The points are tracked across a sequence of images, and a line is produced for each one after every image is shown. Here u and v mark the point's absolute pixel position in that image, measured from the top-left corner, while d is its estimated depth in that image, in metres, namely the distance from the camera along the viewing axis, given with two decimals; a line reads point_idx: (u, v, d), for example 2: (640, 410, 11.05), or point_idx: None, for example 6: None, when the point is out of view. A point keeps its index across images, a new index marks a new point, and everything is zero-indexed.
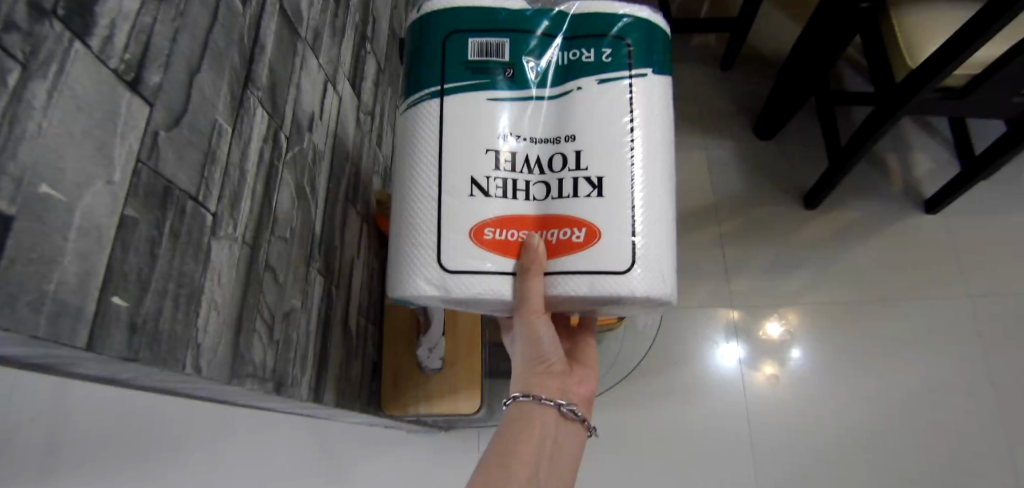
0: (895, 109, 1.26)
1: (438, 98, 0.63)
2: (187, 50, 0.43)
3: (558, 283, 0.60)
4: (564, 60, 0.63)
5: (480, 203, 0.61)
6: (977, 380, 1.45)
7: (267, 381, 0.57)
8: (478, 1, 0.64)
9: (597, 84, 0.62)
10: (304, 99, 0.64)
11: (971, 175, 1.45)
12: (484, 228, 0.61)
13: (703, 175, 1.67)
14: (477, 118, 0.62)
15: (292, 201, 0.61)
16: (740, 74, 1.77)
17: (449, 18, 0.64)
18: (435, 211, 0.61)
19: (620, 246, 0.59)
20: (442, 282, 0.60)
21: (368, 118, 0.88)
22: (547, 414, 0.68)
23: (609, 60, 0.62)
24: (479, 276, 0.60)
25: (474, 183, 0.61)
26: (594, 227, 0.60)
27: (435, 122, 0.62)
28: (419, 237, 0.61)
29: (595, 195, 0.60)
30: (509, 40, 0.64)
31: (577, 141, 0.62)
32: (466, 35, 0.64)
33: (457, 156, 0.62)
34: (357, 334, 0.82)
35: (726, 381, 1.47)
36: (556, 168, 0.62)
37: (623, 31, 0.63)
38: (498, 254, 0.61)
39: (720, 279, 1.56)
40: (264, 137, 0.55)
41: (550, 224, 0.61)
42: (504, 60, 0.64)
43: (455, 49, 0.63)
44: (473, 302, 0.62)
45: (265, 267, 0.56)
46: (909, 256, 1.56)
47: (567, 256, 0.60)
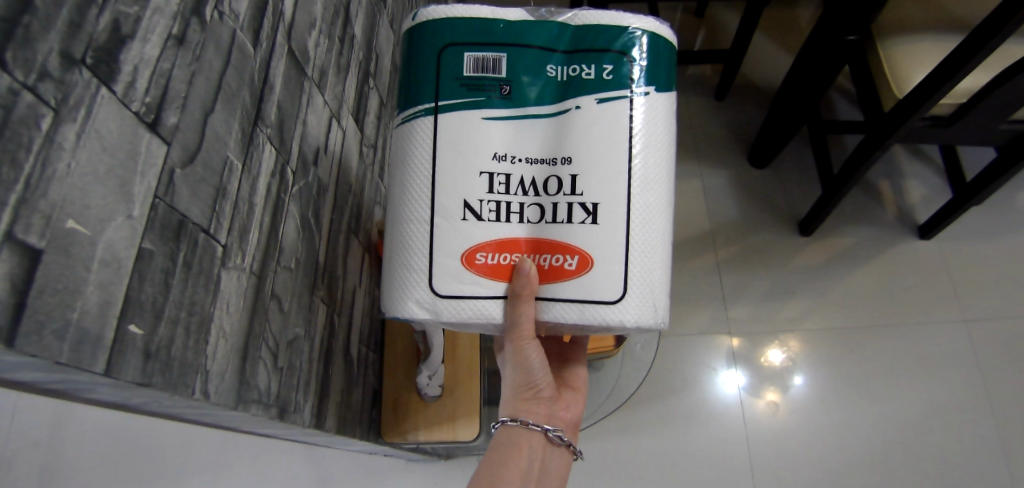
0: (885, 138, 1.29)
1: (431, 115, 0.64)
2: (201, 93, 0.46)
3: (548, 309, 0.63)
4: (564, 75, 0.64)
5: (473, 227, 0.63)
6: (978, 405, 1.46)
7: (271, 407, 0.58)
8: (477, 11, 0.64)
9: (596, 103, 0.63)
10: (309, 134, 0.67)
11: (963, 201, 1.48)
12: (477, 252, 0.63)
13: (699, 203, 1.70)
14: (472, 138, 0.64)
15: (297, 232, 0.64)
16: (734, 104, 1.81)
17: (448, 29, 0.64)
18: (427, 234, 0.63)
19: (612, 275, 0.62)
20: (433, 306, 0.63)
21: (370, 150, 0.91)
22: (534, 438, 0.70)
23: (611, 77, 0.64)
24: (470, 300, 0.63)
25: (467, 206, 0.63)
26: (586, 255, 0.62)
27: (428, 142, 0.64)
28: (411, 260, 0.63)
29: (589, 221, 0.62)
30: (507, 55, 0.64)
31: (573, 164, 0.63)
32: (465, 48, 0.64)
33: (451, 179, 0.63)
34: (358, 362, 0.84)
35: (727, 407, 1.48)
36: (551, 190, 0.64)
37: (625, 47, 0.64)
38: (489, 278, 0.63)
39: (718, 306, 1.58)
40: (272, 172, 0.58)
41: (544, 249, 0.63)
42: (500, 76, 0.64)
43: (452, 65, 0.64)
44: (464, 325, 0.64)
45: (270, 296, 0.58)
46: (904, 282, 1.58)
47: (557, 283, 0.63)
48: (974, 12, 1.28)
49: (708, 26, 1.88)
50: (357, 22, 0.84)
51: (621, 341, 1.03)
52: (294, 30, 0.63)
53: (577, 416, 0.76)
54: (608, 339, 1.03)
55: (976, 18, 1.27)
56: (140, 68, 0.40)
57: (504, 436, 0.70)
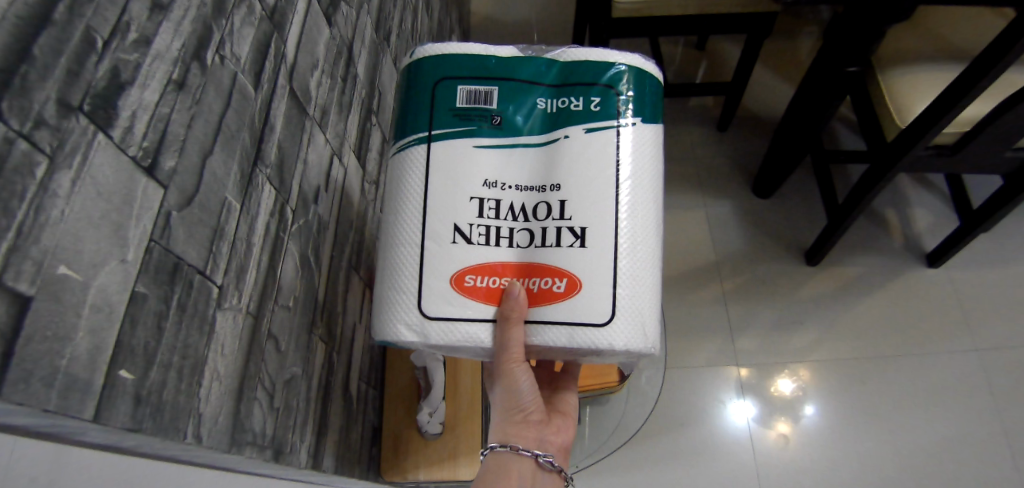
0: (890, 167, 1.29)
1: (425, 143, 0.65)
2: (200, 135, 0.47)
3: (538, 333, 0.62)
4: (554, 107, 0.65)
5: (462, 250, 0.63)
6: (994, 436, 1.42)
7: (266, 448, 0.58)
8: (469, 48, 0.66)
9: (584, 133, 0.64)
10: (310, 173, 0.67)
11: (969, 229, 1.47)
12: (465, 275, 0.63)
13: (703, 233, 1.69)
14: (462, 165, 0.64)
15: (296, 270, 0.63)
16: (737, 135, 1.82)
17: (441, 63, 0.66)
18: (417, 257, 0.63)
19: (602, 298, 0.61)
20: (421, 328, 0.62)
21: (373, 186, 0.91)
22: (524, 464, 0.68)
23: (598, 108, 0.64)
24: (459, 322, 0.62)
25: (457, 229, 0.63)
26: (575, 277, 0.61)
27: (421, 170, 0.64)
28: (401, 282, 0.63)
29: (578, 245, 0.62)
30: (498, 88, 0.66)
31: (563, 190, 0.63)
32: (457, 81, 0.66)
33: (440, 204, 0.64)
34: (357, 399, 0.83)
35: (736, 440, 1.45)
36: (540, 216, 0.64)
37: (613, 80, 0.65)
38: (479, 300, 0.62)
39: (725, 338, 1.56)
40: (271, 211, 0.58)
41: (532, 272, 0.63)
42: (492, 107, 0.65)
43: (444, 96, 0.65)
44: (453, 348, 0.63)
45: (267, 336, 0.57)
46: (913, 311, 1.56)
47: (547, 305, 0.62)
48: (972, 43, 1.29)
49: (709, 58, 1.90)
50: (360, 61, 0.85)
51: (624, 377, 1.03)
52: (296, 71, 0.63)
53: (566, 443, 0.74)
54: (612, 374, 1.02)
55: (973, 48, 1.28)
56: (138, 113, 0.40)
57: (493, 464, 0.68)
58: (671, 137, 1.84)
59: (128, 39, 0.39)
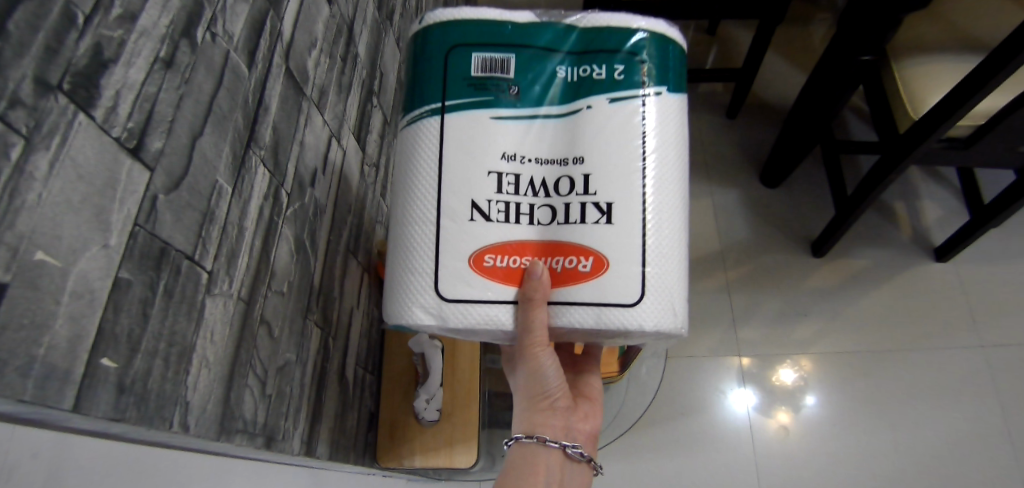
0: (901, 159, 1.27)
1: (438, 116, 0.63)
2: (189, 116, 0.45)
3: (563, 314, 0.60)
4: (573, 76, 0.64)
5: (482, 228, 0.61)
6: (996, 433, 1.41)
7: (257, 436, 0.57)
8: (483, 13, 0.64)
9: (607, 103, 0.62)
10: (306, 155, 0.66)
11: (978, 225, 1.45)
12: (485, 255, 0.61)
13: (708, 222, 1.67)
14: (481, 138, 0.63)
15: (291, 255, 0.62)
16: (744, 123, 1.80)
17: (455, 30, 0.64)
18: (434, 236, 0.61)
19: (628, 276, 0.60)
20: (439, 311, 0.60)
21: (373, 170, 0.89)
22: (552, 455, 0.68)
23: (621, 78, 0.63)
24: (480, 304, 0.61)
25: (475, 206, 0.62)
26: (600, 256, 0.60)
27: (436, 141, 0.62)
28: (418, 262, 0.61)
29: (603, 221, 0.61)
30: (515, 56, 0.64)
31: (586, 164, 0.62)
32: (472, 49, 0.64)
33: (458, 178, 0.62)
34: (353, 385, 0.82)
35: (736, 429, 1.44)
36: (563, 190, 0.62)
37: (635, 47, 0.63)
38: (500, 282, 0.61)
39: (727, 328, 1.54)
40: (265, 194, 0.57)
41: (555, 252, 0.61)
42: (509, 77, 0.63)
43: (458, 65, 0.63)
44: (473, 331, 0.62)
45: (259, 322, 0.56)
46: (919, 306, 1.54)
47: (571, 286, 0.60)
48: (989, 32, 1.25)
49: (719, 45, 1.86)
50: (360, 41, 0.83)
51: (625, 367, 0.99)
52: (292, 50, 0.61)
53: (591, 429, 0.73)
54: (612, 364, 0.99)
55: (990, 38, 1.25)
56: (123, 92, 0.39)
57: (520, 454, 0.67)
58: None
59: (112, 14, 0.38)
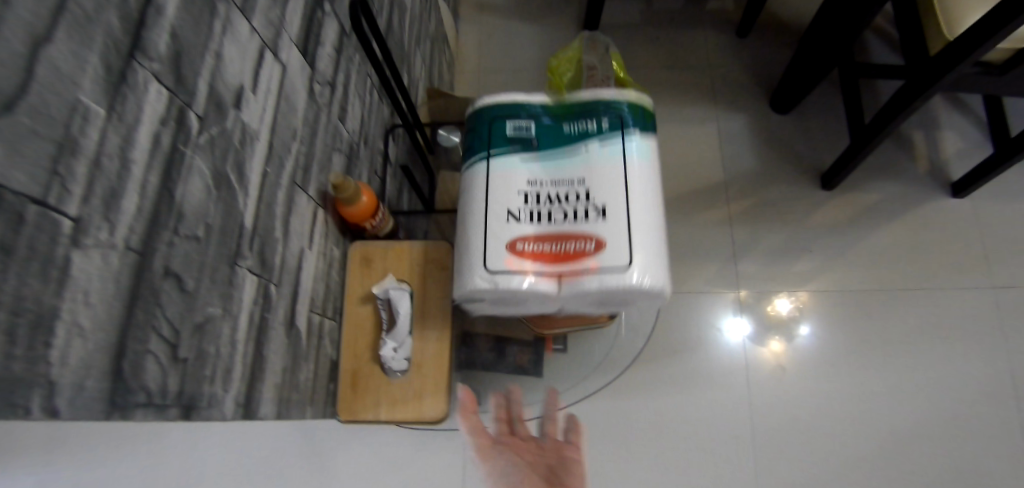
0: (928, 85, 1.14)
1: (484, 163, 0.75)
2: (25, 16, 0.37)
3: (573, 283, 0.68)
4: (575, 132, 0.75)
5: (513, 227, 0.71)
6: (999, 378, 1.34)
7: (169, 407, 0.50)
8: (507, 97, 0.78)
9: (599, 147, 0.73)
10: (228, 70, 0.54)
11: (1001, 160, 1.33)
12: (518, 242, 0.70)
13: (712, 149, 1.55)
14: (510, 171, 0.74)
15: (207, 192, 0.52)
16: (757, 43, 1.64)
17: (491, 110, 0.77)
18: (482, 230, 0.71)
19: (623, 251, 0.68)
20: (490, 277, 0.69)
21: (330, 88, 0.76)
22: None
23: (608, 131, 0.73)
24: (513, 276, 0.68)
25: (509, 212, 0.72)
26: (601, 239, 0.69)
27: (482, 180, 0.74)
28: (469, 247, 0.71)
29: (600, 217, 0.70)
30: (535, 123, 0.76)
31: (587, 181, 0.72)
32: (503, 119, 0.76)
33: (496, 195, 0.73)
34: (311, 335, 0.73)
35: (727, 359, 1.38)
36: (572, 200, 0.71)
37: (619, 108, 0.74)
38: (529, 260, 0.69)
39: (725, 262, 1.46)
40: (163, 119, 0.46)
41: (568, 238, 0.70)
42: (530, 136, 0.75)
43: (495, 129, 0.76)
44: (505, 300, 0.71)
45: (162, 275, 0.47)
46: (930, 244, 1.45)
47: (579, 264, 0.68)
48: None
49: None
50: None
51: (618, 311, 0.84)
52: None
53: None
54: None
55: None
56: None
57: None
58: (684, 42, 1.66)
59: None
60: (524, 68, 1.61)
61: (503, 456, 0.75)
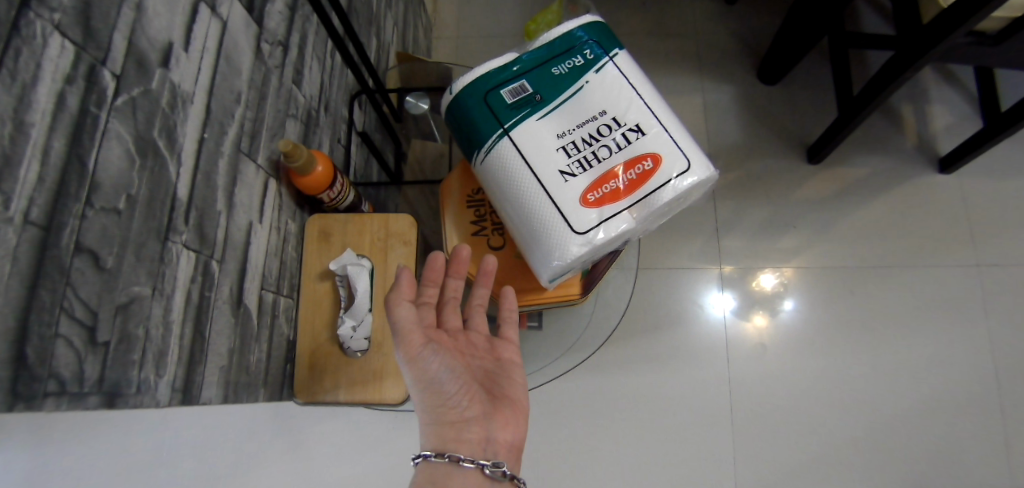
0: (919, 56, 1.10)
1: (506, 135, 0.70)
2: None
3: (654, 200, 0.67)
4: (565, 70, 0.73)
5: (576, 182, 0.68)
6: (980, 357, 1.33)
7: (87, 395, 0.47)
8: (480, 70, 0.73)
9: (597, 74, 0.72)
10: (149, 26, 0.50)
11: (991, 134, 1.30)
12: (587, 194, 0.67)
13: (698, 121, 1.51)
14: (537, 134, 0.70)
15: (128, 160, 0.48)
16: (746, 10, 1.59)
17: (475, 86, 0.72)
18: (548, 198, 0.68)
19: (676, 154, 0.68)
20: (585, 240, 0.66)
21: (282, 49, 0.71)
22: (468, 475, 0.64)
23: (593, 57, 0.73)
24: (604, 225, 0.67)
25: (564, 172, 0.68)
26: (655, 154, 0.68)
27: (516, 153, 0.69)
28: (545, 219, 0.67)
29: (641, 136, 0.69)
30: (527, 80, 0.72)
31: (608, 111, 0.71)
32: (496, 89, 0.72)
33: (540, 162, 0.69)
34: (264, 313, 0.69)
35: (708, 336, 1.35)
36: (607, 134, 0.70)
37: (585, 36, 0.74)
38: (608, 203, 0.67)
39: (708, 238, 1.42)
40: (67, 78, 0.44)
41: (624, 167, 0.68)
42: (531, 92, 0.72)
43: (495, 100, 0.72)
44: (601, 251, 0.69)
45: (73, 248, 0.45)
46: (916, 220, 1.42)
47: (649, 183, 0.67)
48: None
49: None
50: None
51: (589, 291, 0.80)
52: None
53: (519, 434, 0.70)
54: (574, 286, 0.79)
55: None
56: None
57: (428, 473, 0.64)
58: (672, 8, 1.60)
59: None
60: (505, 34, 1.55)
61: (437, 355, 0.69)
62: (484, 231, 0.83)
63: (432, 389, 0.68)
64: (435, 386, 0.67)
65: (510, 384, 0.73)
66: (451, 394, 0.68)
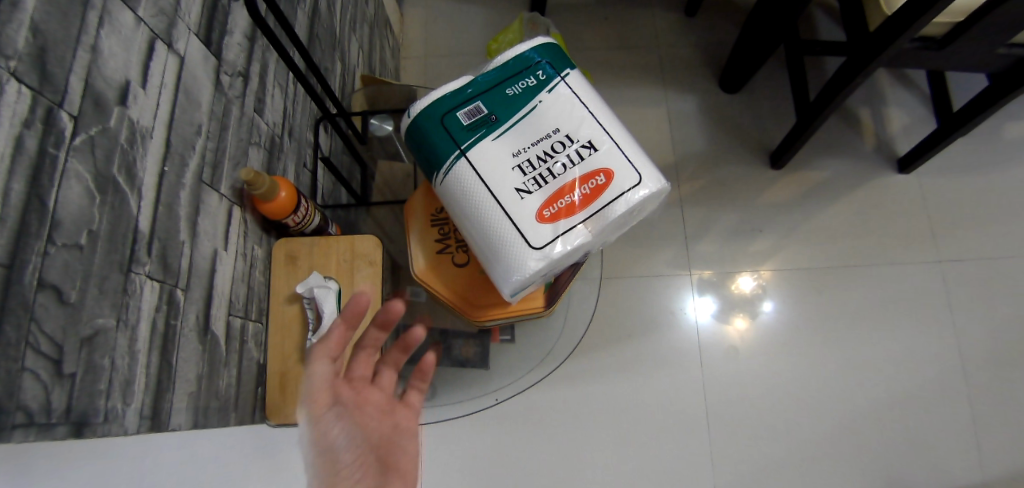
0: (868, 62, 1.14)
1: (464, 156, 0.73)
2: None
3: (607, 213, 0.70)
4: (518, 90, 0.75)
5: (531, 199, 0.70)
6: (946, 350, 1.37)
7: (56, 425, 0.49)
8: (436, 93, 0.76)
9: (549, 94, 0.75)
10: (105, 68, 0.52)
11: (945, 134, 1.35)
12: (542, 210, 0.70)
13: (663, 131, 1.55)
14: (492, 154, 0.73)
15: (88, 196, 0.50)
16: (706, 22, 1.63)
17: (432, 110, 0.75)
18: (505, 215, 0.70)
19: (627, 168, 0.71)
20: (541, 254, 0.69)
21: (243, 79, 0.73)
22: None
23: (545, 77, 0.76)
24: (559, 240, 0.69)
25: (519, 189, 0.71)
26: (607, 170, 0.71)
27: (472, 173, 0.72)
28: (503, 236, 0.70)
29: (592, 151, 0.72)
30: (481, 101, 0.75)
31: (561, 129, 0.73)
32: (452, 112, 0.75)
33: (495, 181, 0.71)
34: (234, 338, 0.70)
35: (686, 342, 1.38)
36: (560, 151, 0.72)
37: (537, 57, 0.77)
38: (563, 218, 0.70)
39: (679, 246, 1.45)
40: (26, 121, 0.46)
41: (577, 182, 0.71)
42: (486, 113, 0.74)
43: (452, 123, 0.74)
44: (559, 265, 0.71)
45: (37, 285, 0.47)
46: (878, 219, 1.47)
47: (602, 197, 0.70)
48: None
49: None
50: None
51: (552, 304, 0.82)
52: None
53: None
54: (537, 299, 0.82)
55: None
56: None
57: None
58: (634, 21, 1.65)
59: None
60: (472, 52, 1.58)
61: (340, 419, 0.69)
62: (449, 248, 0.85)
63: (325, 457, 0.67)
64: (329, 454, 0.67)
65: (408, 456, 0.72)
66: (344, 463, 0.67)
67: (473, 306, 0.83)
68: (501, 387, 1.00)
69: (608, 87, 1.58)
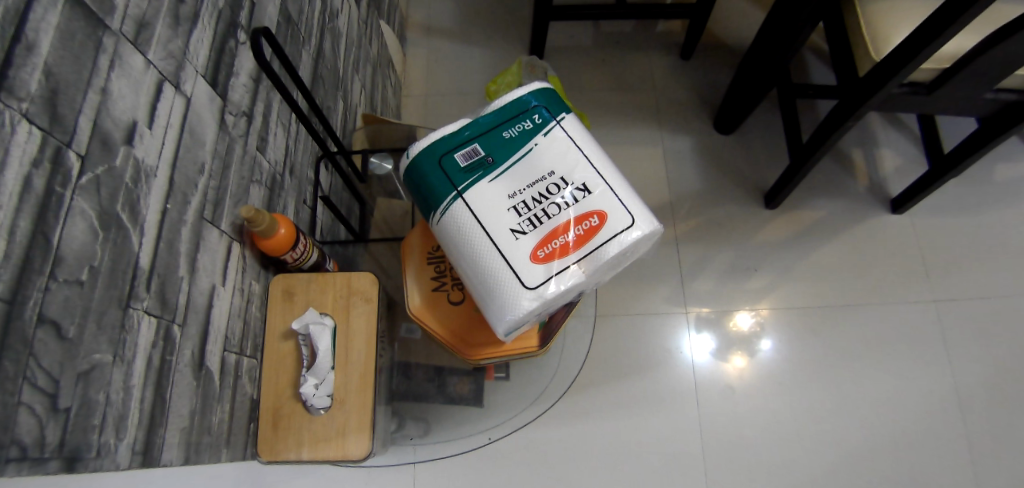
0: (858, 105, 1.17)
1: (461, 198, 0.74)
2: None
3: (600, 253, 0.71)
4: (515, 133, 0.77)
5: (525, 240, 0.72)
6: (944, 390, 1.36)
7: (47, 457, 0.49)
8: (434, 135, 0.78)
9: (545, 137, 0.77)
10: (114, 109, 0.53)
11: (936, 176, 1.37)
12: (536, 250, 0.71)
13: (659, 170, 1.57)
14: (488, 195, 0.74)
15: (92, 232, 0.51)
16: (701, 64, 1.68)
17: (430, 151, 0.77)
18: (500, 255, 0.71)
19: (620, 211, 0.72)
20: (535, 294, 0.70)
21: (247, 118, 0.75)
22: None
23: (541, 121, 0.78)
24: (553, 280, 0.70)
25: (514, 230, 0.72)
26: (600, 211, 0.72)
27: (468, 213, 0.73)
28: (498, 275, 0.71)
29: (586, 193, 0.73)
30: (478, 143, 0.77)
31: (555, 171, 0.75)
32: (450, 154, 0.76)
33: (491, 222, 0.73)
34: (228, 374, 0.71)
35: (683, 380, 1.38)
36: (555, 193, 0.74)
37: (533, 101, 0.79)
38: (557, 258, 0.71)
39: (675, 283, 1.46)
40: (35, 160, 0.47)
41: (572, 223, 0.72)
42: (483, 155, 0.76)
43: (449, 164, 0.76)
44: (553, 304, 0.72)
45: (38, 319, 0.48)
46: (872, 259, 1.48)
47: (596, 238, 0.71)
48: None
49: None
50: None
51: (547, 343, 0.83)
52: None
53: None
54: (531, 338, 0.82)
55: None
56: None
57: None
58: (631, 63, 1.69)
59: None
60: (473, 90, 1.62)
61: None
62: (445, 286, 0.86)
63: None
64: None
65: None
66: None
67: (467, 344, 0.84)
68: (495, 425, 1.00)
69: (605, 126, 1.61)
